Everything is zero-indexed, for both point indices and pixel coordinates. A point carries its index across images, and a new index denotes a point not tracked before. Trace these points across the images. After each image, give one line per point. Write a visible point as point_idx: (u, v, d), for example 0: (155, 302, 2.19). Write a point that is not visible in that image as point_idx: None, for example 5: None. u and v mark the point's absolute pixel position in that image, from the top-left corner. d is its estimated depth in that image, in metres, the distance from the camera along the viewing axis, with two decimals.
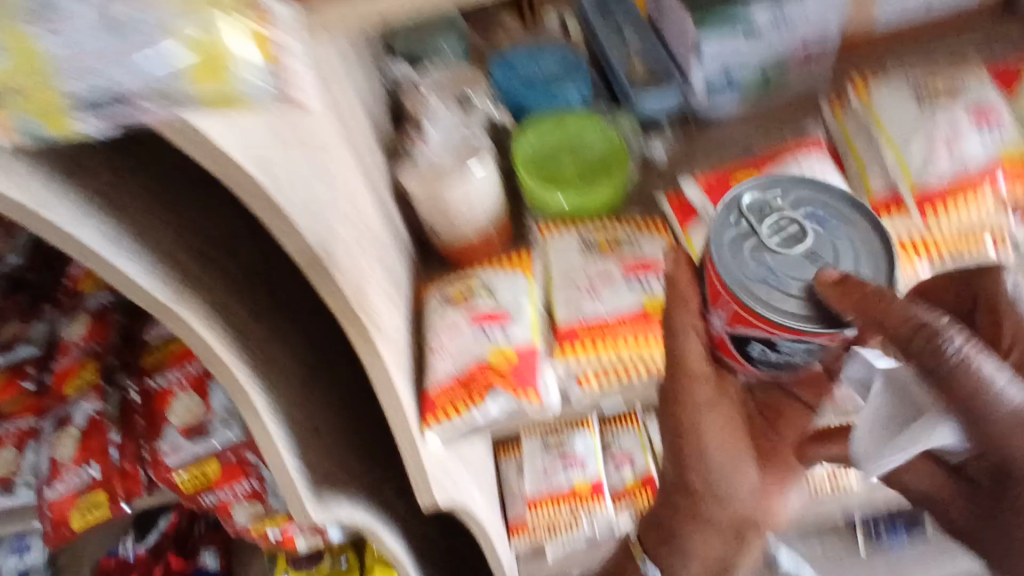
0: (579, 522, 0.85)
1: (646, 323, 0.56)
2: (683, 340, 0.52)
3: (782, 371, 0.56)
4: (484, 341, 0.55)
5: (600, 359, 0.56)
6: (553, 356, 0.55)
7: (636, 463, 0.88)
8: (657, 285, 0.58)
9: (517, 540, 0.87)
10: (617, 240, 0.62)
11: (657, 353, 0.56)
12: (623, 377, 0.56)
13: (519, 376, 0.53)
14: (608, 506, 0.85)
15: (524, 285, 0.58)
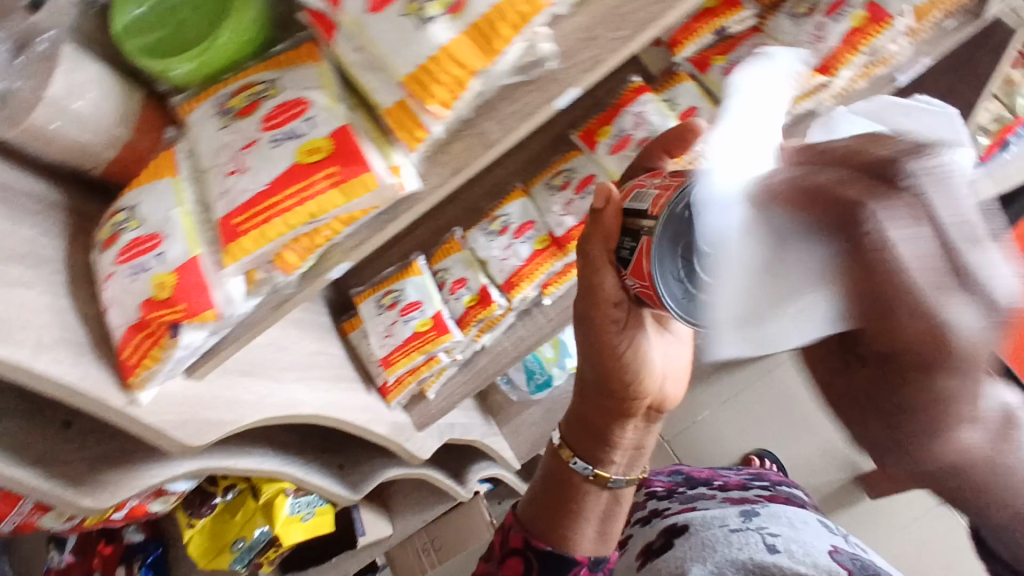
0: (438, 359, 0.84)
1: (307, 178, 0.46)
2: (333, 156, 0.46)
3: (474, 136, 0.50)
4: (140, 277, 0.47)
5: (276, 239, 0.47)
6: (225, 265, 0.47)
7: (470, 284, 0.84)
8: (309, 127, 0.47)
9: (395, 399, 0.85)
10: (257, 89, 0.49)
11: (335, 207, 0.47)
12: (313, 232, 0.48)
13: (187, 299, 0.46)
14: (458, 335, 0.83)
15: (168, 191, 0.48)
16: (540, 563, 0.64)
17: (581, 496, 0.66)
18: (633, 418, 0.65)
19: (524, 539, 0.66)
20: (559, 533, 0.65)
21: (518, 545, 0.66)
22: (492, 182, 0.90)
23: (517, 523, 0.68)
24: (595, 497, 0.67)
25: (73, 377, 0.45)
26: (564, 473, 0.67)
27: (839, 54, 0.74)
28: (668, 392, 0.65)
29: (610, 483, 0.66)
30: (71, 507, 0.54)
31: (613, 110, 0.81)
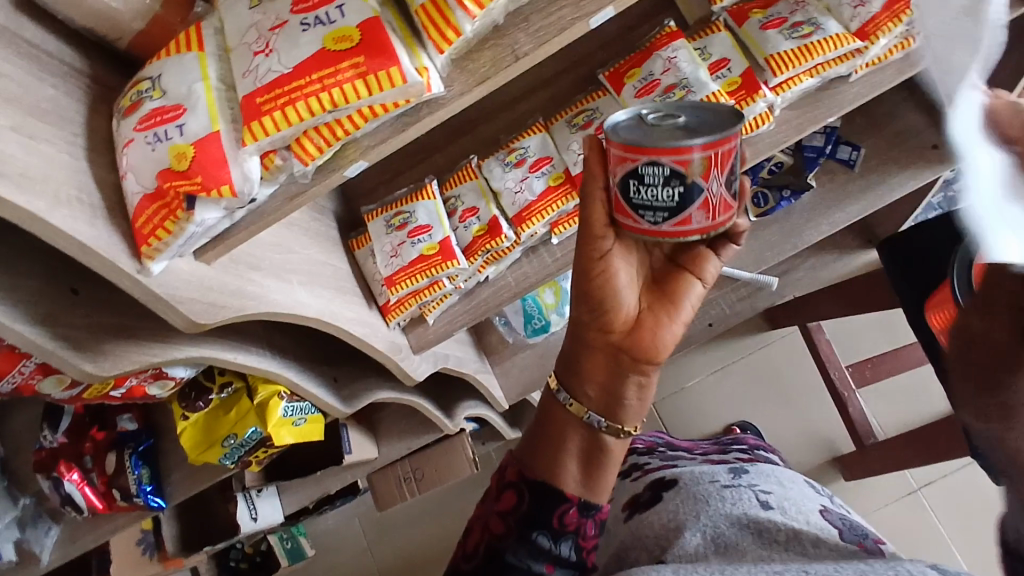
0: (441, 284, 0.85)
1: (334, 65, 0.47)
2: (364, 62, 0.47)
3: (496, 50, 0.50)
4: (159, 146, 0.48)
5: (296, 122, 0.47)
6: (243, 143, 0.48)
7: (481, 213, 0.85)
8: (340, 15, 0.47)
9: (395, 319, 0.86)
10: None
11: (357, 99, 0.47)
12: (318, 123, 0.48)
13: (205, 173, 0.48)
14: (463, 263, 0.84)
15: (195, 65, 0.49)
16: (530, 495, 0.61)
17: (567, 432, 0.63)
18: (604, 353, 0.62)
19: (517, 472, 0.63)
20: (546, 468, 0.62)
21: (512, 479, 0.63)
22: (513, 116, 0.90)
23: (511, 459, 0.65)
24: (576, 436, 0.63)
25: (85, 234, 0.45)
26: (550, 412, 0.65)
27: (880, 21, 0.75)
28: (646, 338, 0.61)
29: (586, 419, 0.63)
30: (71, 368, 0.54)
31: (645, 52, 0.81)
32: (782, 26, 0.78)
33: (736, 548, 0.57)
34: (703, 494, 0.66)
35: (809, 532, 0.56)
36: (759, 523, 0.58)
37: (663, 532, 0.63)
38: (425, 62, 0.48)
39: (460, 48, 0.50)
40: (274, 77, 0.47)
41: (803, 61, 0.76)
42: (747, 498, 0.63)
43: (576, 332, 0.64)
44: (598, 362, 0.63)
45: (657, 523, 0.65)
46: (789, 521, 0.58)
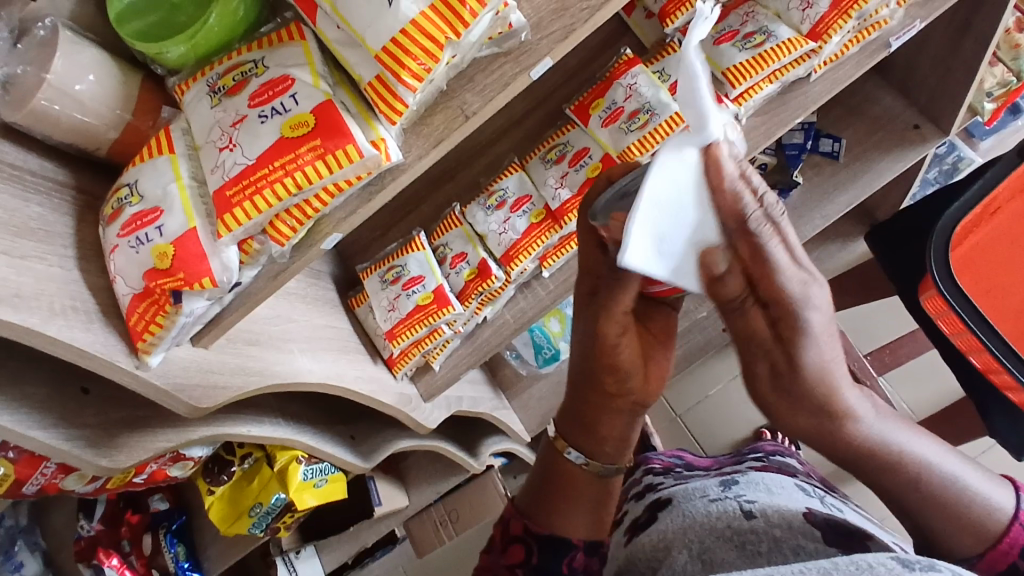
0: (440, 331, 0.87)
1: (293, 151, 0.50)
2: (317, 144, 0.49)
3: (445, 112, 0.52)
4: (142, 248, 0.51)
5: (264, 207, 0.50)
6: (219, 235, 0.51)
7: (469, 258, 0.87)
8: (294, 103, 0.50)
9: (401, 370, 0.88)
10: (245, 69, 0.53)
11: (319, 178, 0.50)
12: (278, 210, 0.51)
13: (185, 268, 0.50)
14: (458, 307, 0.86)
15: (167, 167, 0.52)
16: (540, 548, 0.66)
17: (578, 486, 0.70)
18: (622, 413, 0.67)
19: (523, 527, 0.67)
20: (554, 520, 0.67)
21: (518, 534, 0.67)
22: (490, 159, 0.93)
23: (514, 513, 0.69)
24: (588, 486, 0.70)
25: (82, 339, 0.48)
26: (560, 466, 0.70)
27: (829, 19, 0.76)
28: (652, 389, 0.66)
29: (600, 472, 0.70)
30: (89, 466, 0.57)
31: (606, 82, 0.83)
32: (734, 39, 0.79)
33: (719, 563, 0.55)
34: (691, 514, 0.64)
35: (790, 538, 0.54)
36: (741, 535, 0.57)
37: (652, 552, 0.61)
38: (379, 134, 0.51)
39: (411, 115, 0.52)
40: (239, 171, 0.50)
41: (759, 70, 0.77)
42: (731, 512, 0.62)
43: (590, 395, 0.66)
44: (615, 421, 0.67)
45: (646, 544, 0.63)
46: (772, 529, 0.56)
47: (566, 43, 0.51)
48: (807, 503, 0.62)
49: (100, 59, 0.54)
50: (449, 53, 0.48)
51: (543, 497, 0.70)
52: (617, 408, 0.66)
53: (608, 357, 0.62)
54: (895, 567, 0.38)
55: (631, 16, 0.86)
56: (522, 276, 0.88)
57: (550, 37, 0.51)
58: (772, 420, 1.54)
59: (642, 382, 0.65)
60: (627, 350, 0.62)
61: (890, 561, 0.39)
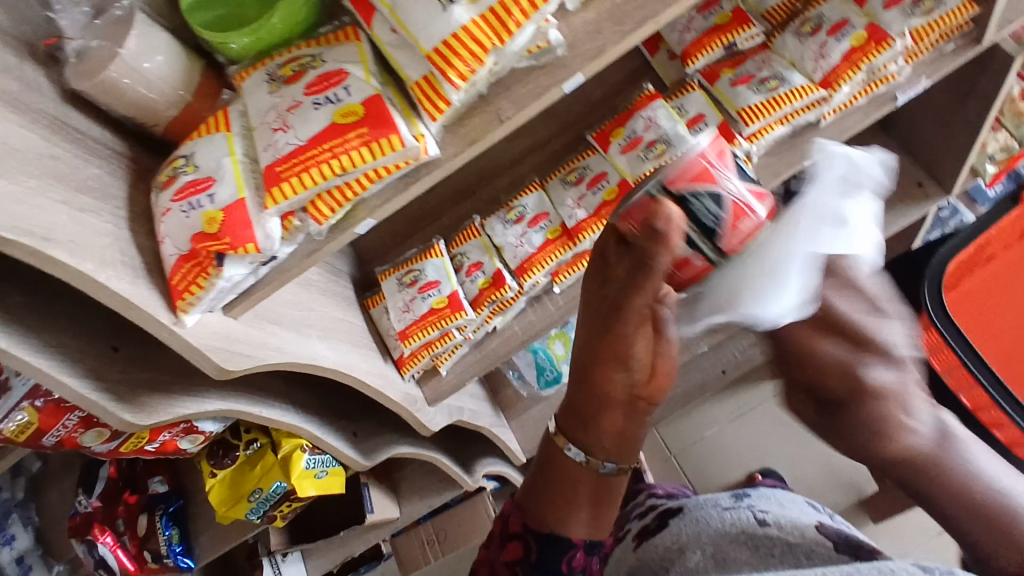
0: (451, 335, 0.90)
1: (340, 136, 0.54)
2: (362, 132, 0.54)
3: (480, 116, 0.57)
4: (192, 213, 0.55)
5: (309, 185, 0.54)
6: (266, 207, 0.55)
7: (485, 267, 0.91)
8: (345, 95, 0.55)
9: (409, 371, 0.91)
10: (303, 61, 0.58)
11: (363, 163, 0.54)
12: (321, 188, 0.55)
13: (230, 233, 0.54)
14: (471, 313, 0.90)
15: (223, 144, 0.57)
16: (536, 543, 0.70)
17: (575, 483, 0.70)
18: (622, 407, 0.68)
19: (523, 524, 0.71)
20: (554, 518, 0.70)
21: (517, 530, 0.71)
22: (510, 179, 0.98)
23: (516, 509, 0.73)
24: (587, 483, 0.70)
25: (127, 290, 0.52)
26: (557, 462, 0.71)
27: (840, 70, 0.82)
28: (656, 388, 0.67)
29: (600, 468, 0.69)
30: (113, 418, 0.60)
31: (627, 113, 0.88)
32: (749, 82, 0.85)
33: (732, 559, 0.60)
34: (705, 518, 0.70)
35: (803, 545, 0.59)
36: (756, 539, 0.62)
37: (665, 554, 0.67)
38: (420, 129, 0.55)
39: (449, 116, 0.57)
40: (287, 150, 0.55)
41: (772, 111, 0.83)
42: (745, 518, 0.67)
43: (595, 388, 0.67)
44: (614, 417, 0.68)
45: (664, 545, 0.69)
46: (785, 536, 0.61)
47: (596, 61, 0.56)
48: (818, 517, 0.67)
49: (170, 45, 0.59)
50: (492, 59, 0.52)
51: (546, 495, 0.71)
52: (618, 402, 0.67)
53: (625, 350, 0.64)
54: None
55: (655, 56, 0.92)
56: (539, 288, 0.93)
57: (580, 54, 0.56)
58: (766, 466, 1.55)
59: (648, 379, 0.67)
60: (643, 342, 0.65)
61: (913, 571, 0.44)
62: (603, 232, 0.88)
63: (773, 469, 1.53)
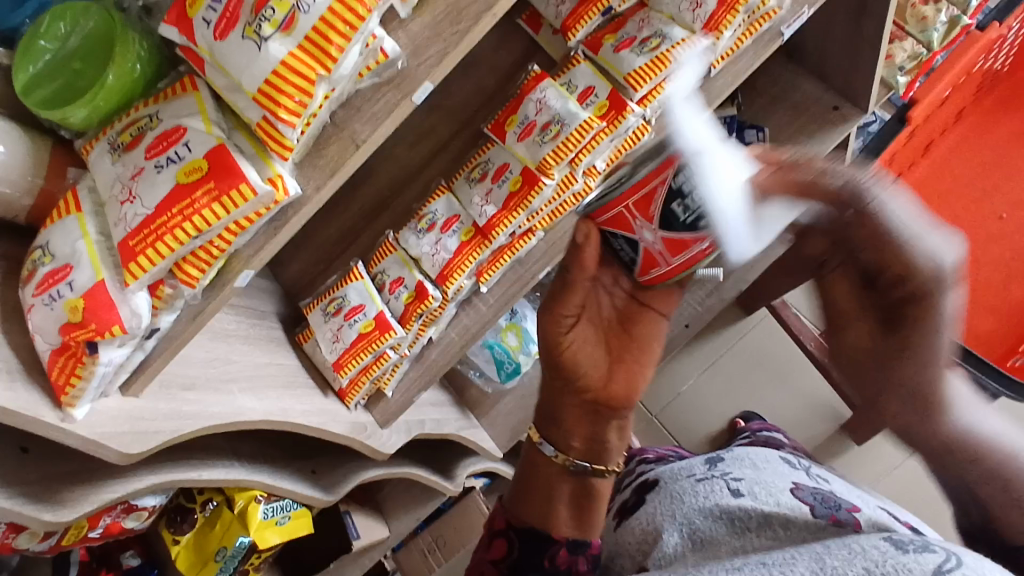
0: (386, 356, 0.88)
1: (189, 196, 0.52)
2: (209, 187, 0.52)
3: (335, 145, 0.55)
4: (56, 304, 0.52)
5: (168, 253, 0.52)
6: (127, 283, 0.53)
7: (407, 281, 0.89)
8: (188, 151, 0.53)
9: (353, 400, 0.90)
10: (140, 123, 0.56)
11: (218, 219, 0.52)
12: (184, 254, 0.53)
13: (97, 318, 0.52)
14: (401, 331, 0.88)
15: (75, 226, 0.54)
16: (521, 541, 0.69)
17: (554, 480, 0.71)
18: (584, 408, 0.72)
19: (506, 521, 0.71)
20: (537, 514, 0.70)
21: (501, 527, 0.71)
22: (421, 185, 0.96)
23: (500, 510, 0.73)
24: (565, 482, 0.71)
25: (4, 397, 0.50)
26: (538, 463, 0.73)
27: (718, 16, 0.79)
28: (614, 388, 0.70)
29: (573, 467, 0.71)
30: (33, 523, 0.57)
31: (518, 98, 0.86)
32: (632, 45, 0.82)
33: (710, 541, 0.59)
34: (680, 493, 0.68)
35: (777, 513, 0.58)
36: (729, 513, 0.61)
37: (643, 535, 0.66)
38: (275, 170, 0.53)
39: (302, 151, 0.55)
40: (138, 220, 0.52)
41: (660, 71, 0.80)
42: (719, 489, 0.66)
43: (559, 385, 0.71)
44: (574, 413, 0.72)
45: (642, 524, 0.68)
46: (759, 506, 0.60)
47: (442, 66, 0.54)
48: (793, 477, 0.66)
49: (9, 131, 0.56)
50: (324, 88, 0.50)
51: (527, 493, 0.72)
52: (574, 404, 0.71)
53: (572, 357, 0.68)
54: (887, 549, 0.43)
55: (540, 32, 0.89)
56: (468, 290, 0.91)
57: (423, 62, 0.54)
58: (745, 410, 1.56)
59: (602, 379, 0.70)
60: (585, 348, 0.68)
61: (883, 544, 0.45)
62: (518, 223, 0.86)
63: (752, 412, 1.55)
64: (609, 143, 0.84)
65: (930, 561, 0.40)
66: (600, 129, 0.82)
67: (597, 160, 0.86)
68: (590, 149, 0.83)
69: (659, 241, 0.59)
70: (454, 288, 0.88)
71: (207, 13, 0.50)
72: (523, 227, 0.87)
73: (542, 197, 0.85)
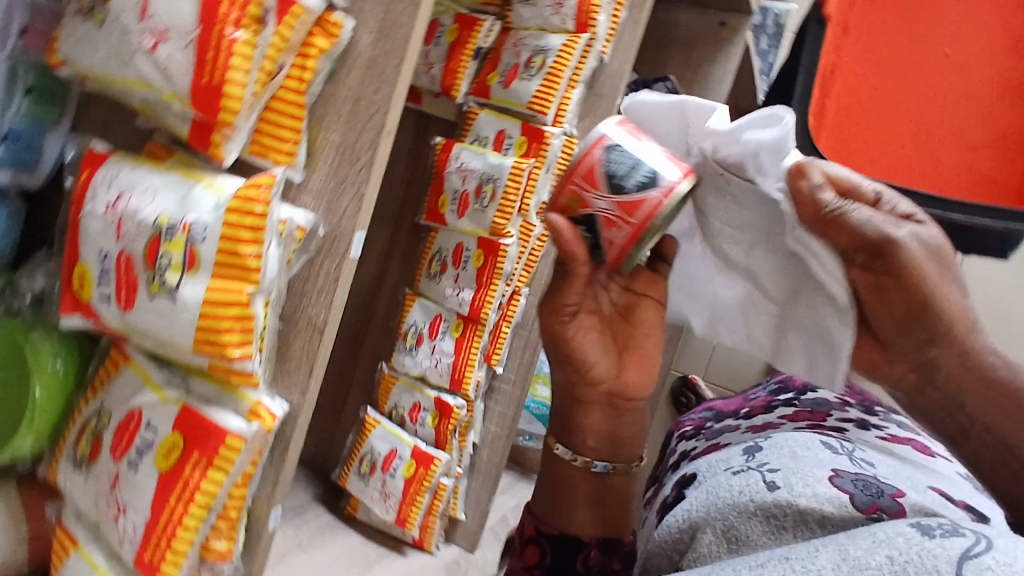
0: (442, 486, 0.82)
1: (178, 478, 0.46)
2: (193, 458, 0.45)
3: (302, 343, 0.49)
4: None
5: (188, 547, 0.46)
6: None
7: (424, 404, 0.82)
8: (154, 431, 0.47)
9: (432, 544, 0.84)
10: (91, 426, 0.50)
11: (219, 486, 0.45)
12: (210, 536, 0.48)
13: None
14: (444, 455, 0.81)
15: (82, 564, 0.48)
16: (554, 550, 0.53)
17: (577, 489, 0.54)
18: (600, 405, 0.54)
19: (533, 526, 0.55)
20: (562, 516, 0.54)
21: (530, 534, 0.55)
22: (385, 301, 0.90)
23: (527, 510, 0.57)
24: (586, 485, 0.54)
25: None
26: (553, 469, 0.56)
27: (585, 6, 0.75)
28: (630, 377, 0.54)
29: (593, 469, 0.54)
30: None
31: (437, 176, 0.81)
32: (519, 72, 0.79)
33: None
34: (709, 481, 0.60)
35: None
36: None
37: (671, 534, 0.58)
38: (254, 400, 0.47)
39: (272, 365, 0.49)
40: (142, 529, 0.46)
41: (557, 86, 0.77)
42: None
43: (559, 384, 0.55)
44: (593, 414, 0.54)
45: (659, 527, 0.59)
46: None
47: (364, 209, 0.48)
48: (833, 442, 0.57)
49: None
50: (262, 301, 0.43)
51: (546, 501, 0.56)
52: (587, 401, 0.53)
53: (572, 344, 0.52)
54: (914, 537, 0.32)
55: (422, 102, 0.86)
56: (485, 379, 0.85)
57: (345, 215, 0.48)
58: None
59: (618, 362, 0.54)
60: (590, 334, 0.53)
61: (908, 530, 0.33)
62: (500, 294, 0.80)
63: None
64: (546, 175, 0.80)
65: (957, 547, 0.30)
66: (532, 166, 0.77)
67: (544, 194, 0.81)
68: (532, 188, 0.79)
69: (616, 206, 0.46)
70: (474, 388, 0.82)
71: (104, 291, 0.44)
72: (506, 294, 0.82)
73: (511, 259, 0.79)
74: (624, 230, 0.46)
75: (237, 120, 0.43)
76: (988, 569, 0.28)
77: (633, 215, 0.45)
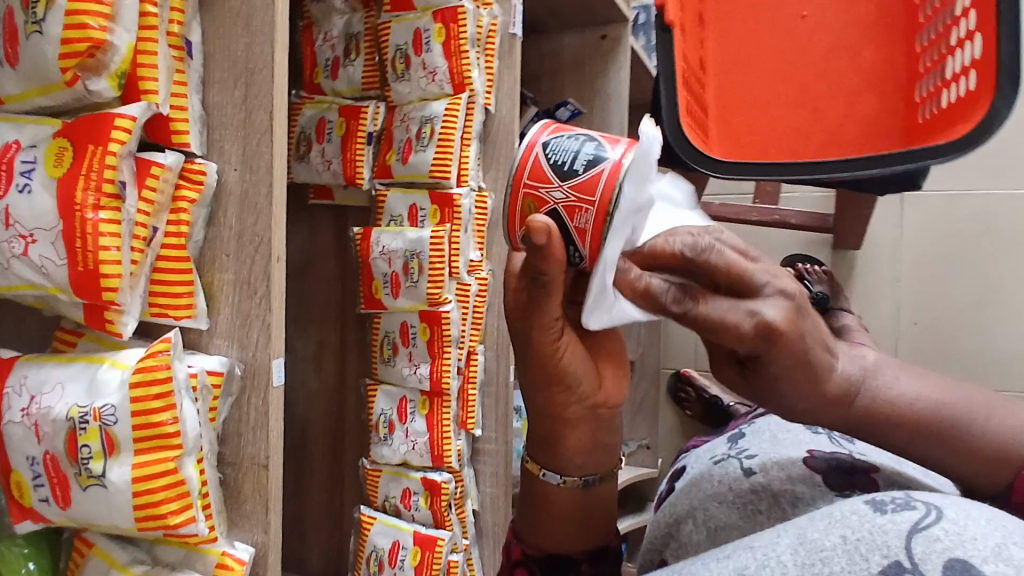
0: (454, 563, 0.80)
1: None
2: None
3: (251, 482, 0.49)
4: None
5: None
6: None
7: (413, 488, 0.81)
8: None
9: None
10: None
11: None
12: None
13: None
14: (446, 533, 0.80)
15: None
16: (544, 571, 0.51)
17: (567, 508, 0.50)
18: (586, 421, 0.48)
19: (519, 551, 0.52)
20: (550, 537, 0.51)
21: (518, 557, 0.52)
22: (352, 396, 0.90)
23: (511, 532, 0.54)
24: (572, 503, 0.50)
25: None
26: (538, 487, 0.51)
27: (456, 67, 0.79)
28: (615, 387, 0.48)
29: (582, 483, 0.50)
30: None
31: (364, 265, 0.82)
32: (413, 145, 0.81)
33: None
34: None
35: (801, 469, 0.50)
36: None
37: None
38: (218, 551, 0.47)
39: (228, 511, 0.49)
40: None
41: (453, 147, 0.79)
42: None
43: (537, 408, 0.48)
44: (579, 432, 0.48)
45: None
46: None
47: (275, 339, 0.49)
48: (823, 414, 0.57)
49: None
50: (190, 464, 0.43)
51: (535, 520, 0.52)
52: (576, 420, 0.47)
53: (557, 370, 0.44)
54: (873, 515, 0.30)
55: (334, 196, 0.87)
56: (467, 444, 0.85)
57: (259, 351, 0.48)
58: None
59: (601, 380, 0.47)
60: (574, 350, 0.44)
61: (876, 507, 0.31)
62: (455, 360, 0.81)
63: None
64: (467, 233, 0.80)
65: (906, 519, 0.28)
66: (449, 230, 0.78)
67: (470, 252, 0.82)
68: (457, 250, 0.79)
69: (569, 190, 0.37)
70: (458, 457, 0.81)
71: (38, 492, 0.43)
72: (462, 357, 0.82)
73: (456, 322, 0.80)
74: (589, 212, 0.37)
75: (121, 294, 0.43)
76: (937, 542, 0.27)
77: (591, 195, 0.37)
